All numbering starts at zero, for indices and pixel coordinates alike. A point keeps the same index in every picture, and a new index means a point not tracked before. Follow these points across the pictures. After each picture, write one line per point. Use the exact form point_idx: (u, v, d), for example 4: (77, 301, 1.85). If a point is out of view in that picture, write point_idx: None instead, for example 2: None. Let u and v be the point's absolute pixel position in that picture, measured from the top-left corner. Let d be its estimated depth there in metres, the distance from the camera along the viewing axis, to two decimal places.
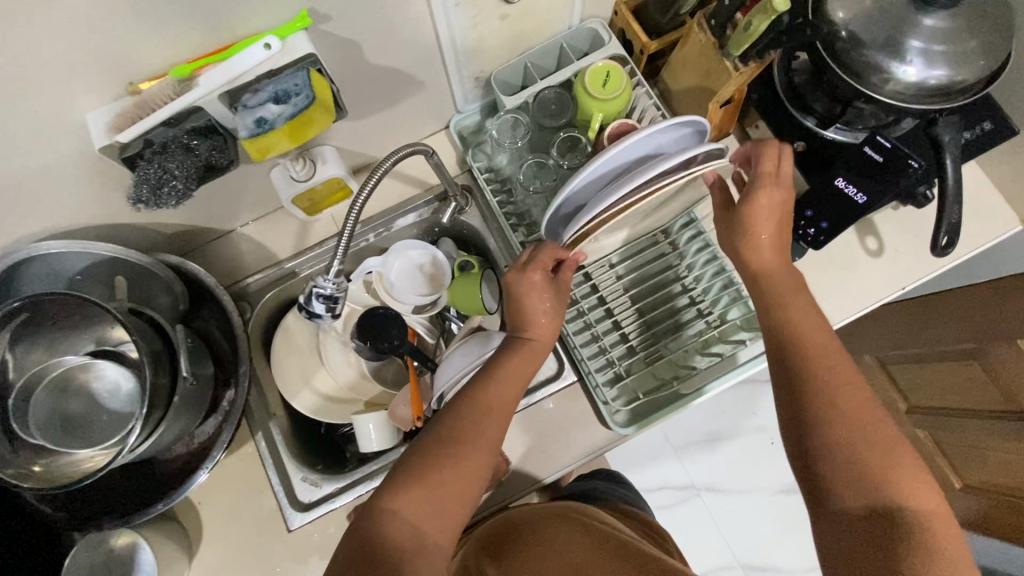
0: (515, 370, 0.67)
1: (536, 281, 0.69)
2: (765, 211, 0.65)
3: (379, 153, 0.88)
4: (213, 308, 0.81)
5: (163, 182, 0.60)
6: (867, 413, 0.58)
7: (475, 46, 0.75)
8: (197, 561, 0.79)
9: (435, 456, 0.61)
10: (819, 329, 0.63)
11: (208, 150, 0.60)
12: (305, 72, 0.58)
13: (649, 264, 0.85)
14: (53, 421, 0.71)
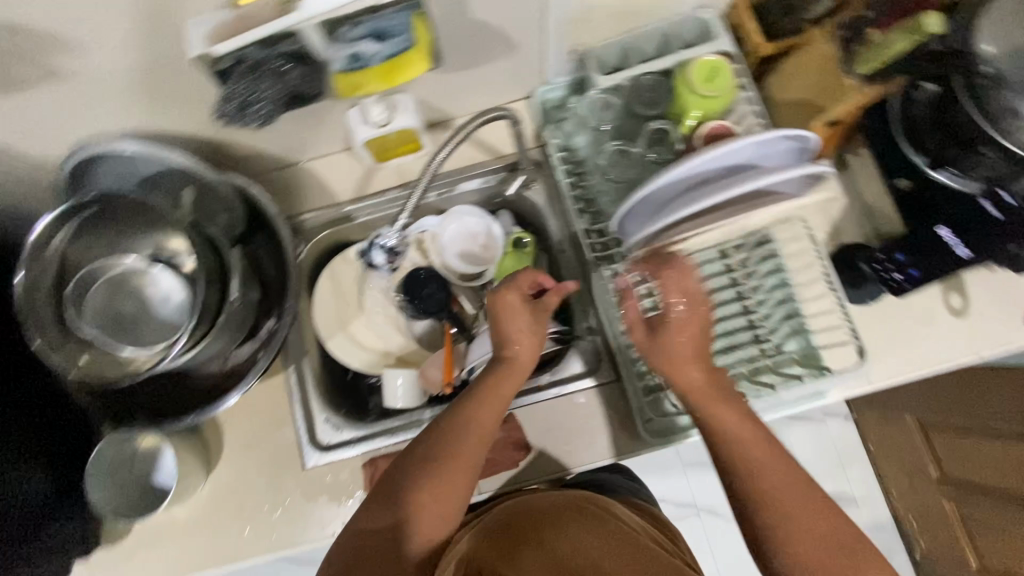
0: (495, 387, 0.67)
1: (512, 302, 0.69)
2: (675, 321, 0.65)
3: (457, 111, 0.86)
4: (268, 237, 0.80)
5: (250, 101, 0.60)
6: (804, 506, 0.57)
7: (579, 15, 0.71)
8: (213, 476, 0.81)
9: (411, 470, 0.63)
10: (750, 442, 0.61)
11: (298, 77, 0.59)
12: (408, 14, 0.55)
13: (711, 277, 0.81)
14: (105, 316, 0.72)
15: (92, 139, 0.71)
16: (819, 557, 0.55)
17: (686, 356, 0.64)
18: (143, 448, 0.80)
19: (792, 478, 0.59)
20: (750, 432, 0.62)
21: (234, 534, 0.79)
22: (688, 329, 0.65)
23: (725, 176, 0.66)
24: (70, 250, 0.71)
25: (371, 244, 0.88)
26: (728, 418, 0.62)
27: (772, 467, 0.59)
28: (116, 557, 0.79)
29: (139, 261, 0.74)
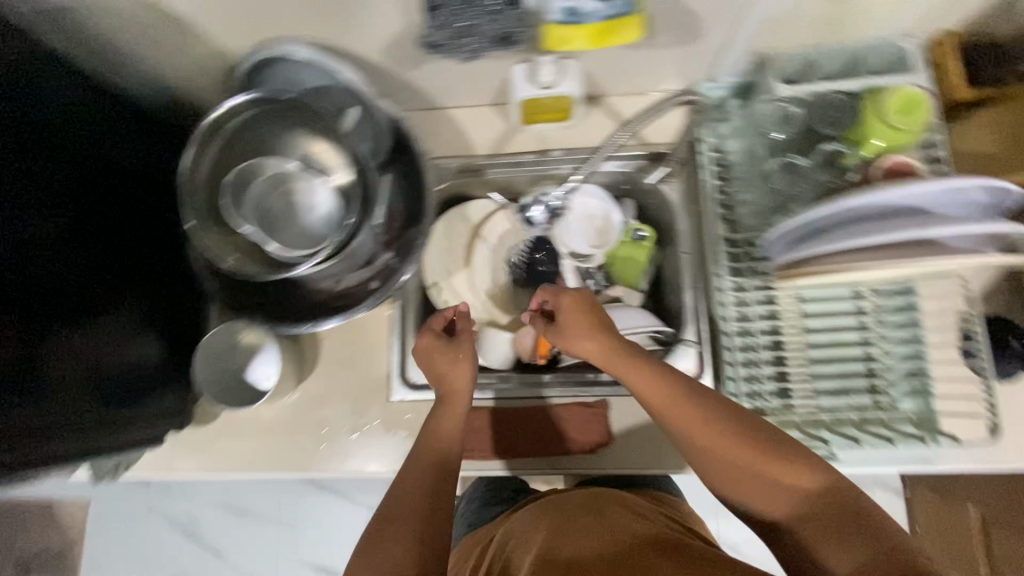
0: (438, 414, 0.71)
1: (429, 342, 0.74)
2: (568, 309, 0.69)
3: (613, 88, 0.84)
4: (405, 174, 0.80)
5: (464, 32, 0.57)
6: (748, 442, 0.57)
7: (780, 16, 0.68)
8: (302, 386, 0.84)
9: (387, 505, 0.62)
10: (658, 393, 0.61)
11: (513, 20, 0.56)
12: None
13: (839, 315, 0.77)
14: (257, 207, 0.75)
15: (278, 39, 0.72)
16: (753, 472, 0.55)
17: (587, 340, 0.67)
18: (243, 343, 0.83)
19: (700, 402, 0.59)
20: (656, 381, 0.62)
21: (309, 443, 0.82)
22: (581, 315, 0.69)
23: (908, 215, 0.62)
24: (229, 141, 0.72)
25: (537, 200, 0.90)
26: (645, 385, 0.62)
27: (683, 404, 0.60)
28: (200, 438, 0.83)
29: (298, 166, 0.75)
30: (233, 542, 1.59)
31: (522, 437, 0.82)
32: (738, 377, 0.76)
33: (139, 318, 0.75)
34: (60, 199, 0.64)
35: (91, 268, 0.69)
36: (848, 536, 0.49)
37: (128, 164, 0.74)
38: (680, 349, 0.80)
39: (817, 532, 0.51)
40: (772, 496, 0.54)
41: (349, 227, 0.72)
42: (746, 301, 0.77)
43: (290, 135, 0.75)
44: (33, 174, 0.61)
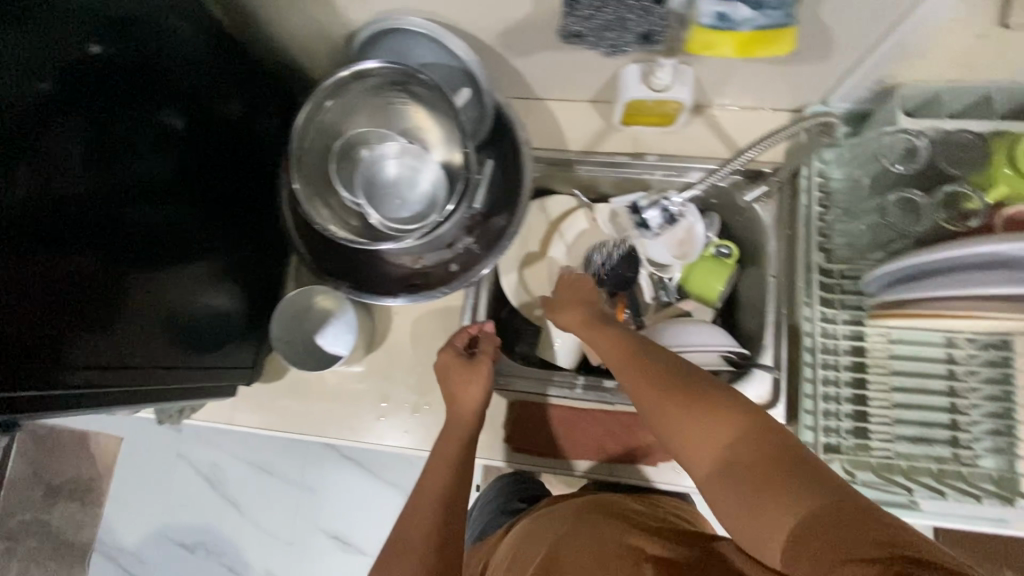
0: (445, 437, 0.74)
1: (449, 360, 0.77)
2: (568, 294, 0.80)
3: (719, 100, 0.82)
4: (501, 162, 0.79)
5: (615, 26, 0.55)
6: (687, 398, 0.56)
7: (921, 47, 0.65)
8: (368, 357, 0.84)
9: (397, 539, 0.65)
10: (619, 355, 0.67)
11: (660, 19, 0.54)
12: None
13: (927, 360, 0.74)
14: (369, 176, 0.76)
15: (400, 12, 0.71)
16: (682, 416, 0.55)
17: (578, 318, 0.76)
18: (317, 307, 0.84)
19: (655, 359, 0.63)
20: (620, 345, 0.68)
21: (369, 415, 0.83)
22: (576, 298, 0.79)
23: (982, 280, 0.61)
24: (339, 107, 0.72)
25: (657, 202, 0.86)
26: (611, 354, 0.68)
27: (632, 360, 0.65)
28: (264, 395, 0.85)
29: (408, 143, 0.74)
30: (252, 499, 1.53)
31: (581, 437, 0.82)
32: (815, 409, 0.74)
33: (221, 269, 0.77)
34: (166, 146, 0.67)
35: (186, 215, 0.71)
36: (784, 484, 0.46)
37: (225, 119, 0.76)
38: (755, 374, 0.79)
39: (741, 474, 0.49)
40: (697, 440, 0.54)
41: (448, 211, 0.69)
42: (833, 332, 0.75)
43: (400, 108, 0.75)
44: (145, 119, 0.64)
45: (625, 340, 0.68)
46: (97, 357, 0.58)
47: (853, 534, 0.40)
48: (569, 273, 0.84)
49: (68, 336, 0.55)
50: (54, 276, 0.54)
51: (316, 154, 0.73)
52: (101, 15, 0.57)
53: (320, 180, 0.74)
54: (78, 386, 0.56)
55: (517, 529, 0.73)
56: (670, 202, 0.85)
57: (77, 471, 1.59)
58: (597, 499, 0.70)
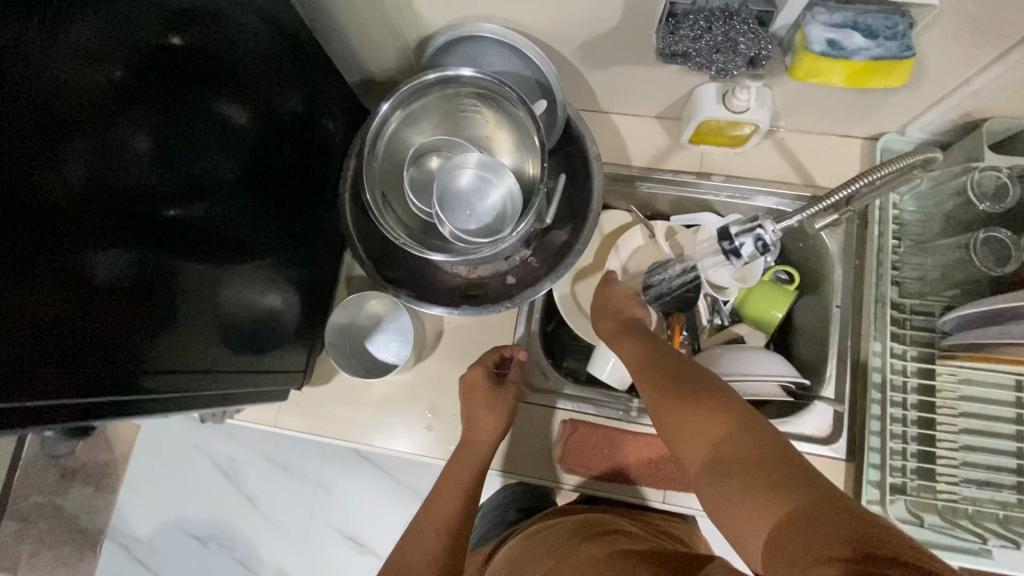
0: (459, 457, 0.74)
1: (476, 380, 0.76)
2: (606, 298, 0.80)
3: (792, 122, 0.80)
4: (569, 176, 0.78)
5: (724, 47, 0.55)
6: (688, 396, 0.57)
7: (1018, 83, 0.63)
8: (418, 365, 0.82)
9: (404, 554, 0.68)
10: (636, 360, 0.68)
11: (768, 44, 0.54)
12: (905, 20, 0.51)
13: (1000, 403, 0.72)
14: (440, 188, 0.72)
15: (480, 18, 0.69)
16: (680, 411, 0.56)
17: (608, 325, 0.77)
18: (367, 310, 0.83)
19: (667, 365, 0.64)
20: (637, 350, 0.69)
21: (416, 425, 0.81)
22: (612, 307, 0.78)
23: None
24: (410, 112, 0.70)
25: (750, 228, 0.65)
26: (631, 361, 0.69)
27: (646, 365, 0.66)
28: (310, 398, 0.83)
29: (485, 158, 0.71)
30: (269, 492, 1.51)
31: (610, 462, 0.78)
32: (881, 447, 0.71)
33: (273, 269, 0.75)
34: (224, 143, 0.65)
35: (237, 214, 0.69)
36: (769, 480, 0.45)
37: (285, 116, 0.74)
38: (817, 405, 0.77)
39: (726, 464, 0.49)
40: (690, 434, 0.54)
41: (520, 228, 0.67)
42: (902, 369, 0.73)
43: (472, 115, 0.73)
44: (206, 113, 0.62)
45: (644, 347, 0.69)
46: (155, 358, 0.57)
47: (822, 522, 0.39)
48: (606, 286, 0.81)
49: (131, 335, 0.54)
50: (116, 271, 0.52)
51: (386, 158, 0.72)
52: (178, 6, 0.54)
53: (388, 184, 0.73)
54: (150, 389, 0.55)
55: (518, 537, 0.74)
56: (767, 236, 0.64)
57: (92, 456, 1.56)
58: (597, 519, 0.71)
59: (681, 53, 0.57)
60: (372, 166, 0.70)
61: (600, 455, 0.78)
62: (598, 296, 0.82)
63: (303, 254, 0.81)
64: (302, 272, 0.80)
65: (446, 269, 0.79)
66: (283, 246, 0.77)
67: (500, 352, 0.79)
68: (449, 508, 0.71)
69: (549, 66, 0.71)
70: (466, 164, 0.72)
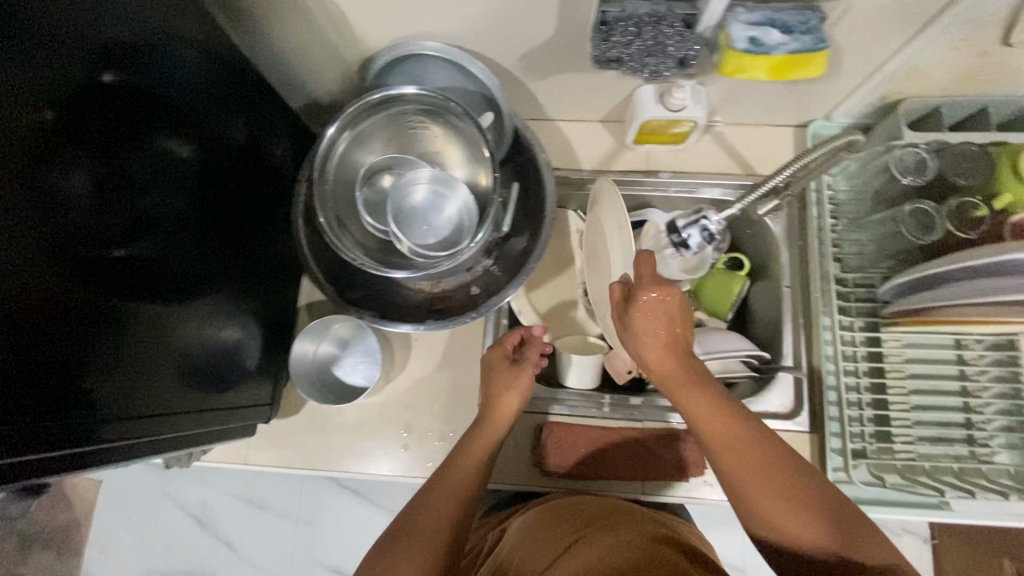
0: (481, 432, 0.70)
1: (496, 359, 0.75)
2: (651, 314, 0.61)
3: (728, 116, 0.84)
4: (523, 184, 0.79)
5: (653, 51, 0.58)
6: (794, 508, 0.53)
7: (925, 67, 0.69)
8: (389, 385, 0.82)
9: (413, 512, 0.63)
10: (717, 419, 0.59)
11: (694, 44, 0.58)
12: (817, 15, 0.55)
13: (941, 362, 0.78)
14: (396, 208, 0.73)
15: (419, 37, 0.70)
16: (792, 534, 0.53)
17: (665, 361, 0.62)
18: (333, 333, 0.82)
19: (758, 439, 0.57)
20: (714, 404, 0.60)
21: (392, 446, 0.80)
22: (661, 329, 0.62)
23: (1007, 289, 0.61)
24: (358, 133, 0.70)
25: (693, 219, 0.73)
26: (704, 414, 0.60)
27: (732, 429, 0.58)
28: (281, 431, 0.81)
29: (437, 172, 0.71)
30: (246, 532, 1.46)
31: (593, 455, 0.78)
32: (840, 415, 0.75)
33: (230, 302, 0.73)
34: (166, 178, 0.63)
35: (188, 250, 0.67)
36: None
37: (230, 147, 0.73)
38: (779, 379, 0.79)
39: None
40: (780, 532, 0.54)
41: (479, 239, 0.67)
42: (852, 339, 0.77)
43: (421, 131, 0.74)
44: (145, 150, 0.60)
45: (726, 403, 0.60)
46: (109, 405, 0.55)
47: None
48: (654, 291, 0.60)
49: (84, 383, 0.52)
50: (59, 322, 0.50)
51: (338, 180, 0.71)
52: (113, 42, 0.53)
53: (343, 206, 0.72)
54: (105, 438, 0.53)
55: (516, 525, 0.73)
56: (711, 223, 0.72)
57: (51, 518, 1.47)
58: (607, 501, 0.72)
59: (615, 58, 0.59)
60: (325, 192, 0.69)
61: (579, 454, 0.78)
62: (636, 311, 0.62)
63: (260, 284, 0.79)
64: (260, 301, 0.79)
65: (408, 285, 0.79)
66: (238, 278, 0.75)
67: (518, 335, 0.76)
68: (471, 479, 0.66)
69: (491, 79, 0.73)
70: (420, 180, 0.73)
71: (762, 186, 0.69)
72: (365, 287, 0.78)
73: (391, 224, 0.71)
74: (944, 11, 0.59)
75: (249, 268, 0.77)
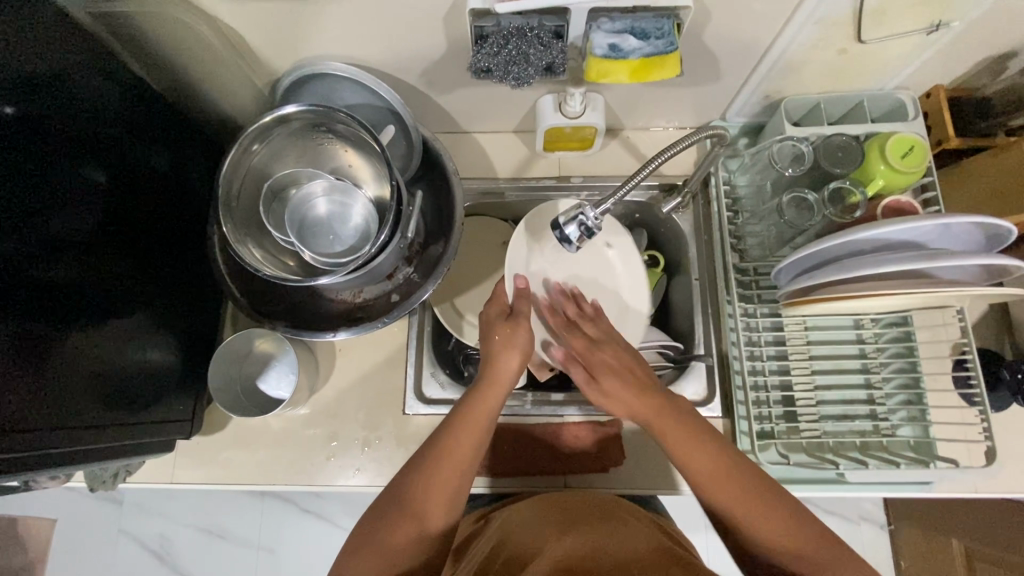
0: (475, 400, 0.68)
1: (493, 317, 0.75)
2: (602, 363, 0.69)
3: (631, 120, 0.89)
4: (435, 193, 0.83)
5: (518, 61, 0.63)
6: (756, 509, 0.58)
7: (794, 66, 0.74)
8: (315, 396, 0.83)
9: (413, 480, 0.63)
10: (726, 482, 0.60)
11: (559, 52, 0.62)
12: (670, 22, 0.59)
13: (842, 343, 0.81)
14: (295, 221, 0.76)
15: (319, 58, 0.74)
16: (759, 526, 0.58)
17: (627, 400, 0.66)
18: (258, 351, 0.85)
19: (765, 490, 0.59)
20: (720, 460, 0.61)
21: (318, 455, 0.81)
22: (623, 375, 0.67)
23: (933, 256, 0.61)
24: (263, 151, 0.73)
25: (577, 212, 0.64)
26: (683, 446, 0.62)
27: (738, 487, 0.59)
28: (207, 447, 0.82)
29: (334, 181, 0.75)
30: (203, 566, 1.42)
31: (522, 451, 0.82)
32: (746, 399, 0.78)
33: (151, 323, 0.75)
34: (80, 203, 0.64)
35: (110, 272, 0.68)
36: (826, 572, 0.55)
37: (149, 172, 0.75)
38: (693, 367, 0.83)
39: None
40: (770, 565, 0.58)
41: (380, 241, 0.70)
42: (756, 325, 0.80)
43: (328, 149, 0.77)
44: (60, 173, 0.61)
45: (731, 461, 0.61)
46: (13, 415, 0.54)
47: None
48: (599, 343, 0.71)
49: None
50: None
51: (246, 196, 0.74)
52: (14, 73, 0.55)
53: (253, 225, 0.75)
54: None
55: (506, 510, 0.75)
56: (587, 219, 0.64)
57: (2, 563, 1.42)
58: (596, 498, 0.75)
59: (486, 68, 0.64)
60: (231, 208, 0.71)
61: (504, 452, 0.83)
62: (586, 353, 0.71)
63: (177, 304, 0.80)
64: (178, 321, 0.80)
65: (325, 296, 0.81)
66: (155, 298, 0.76)
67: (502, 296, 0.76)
68: (470, 444, 0.65)
69: (393, 94, 0.76)
70: (317, 194, 0.76)
71: (640, 172, 0.64)
72: (281, 300, 0.79)
73: (295, 237, 0.74)
74: (793, 15, 0.65)
75: (166, 290, 0.78)
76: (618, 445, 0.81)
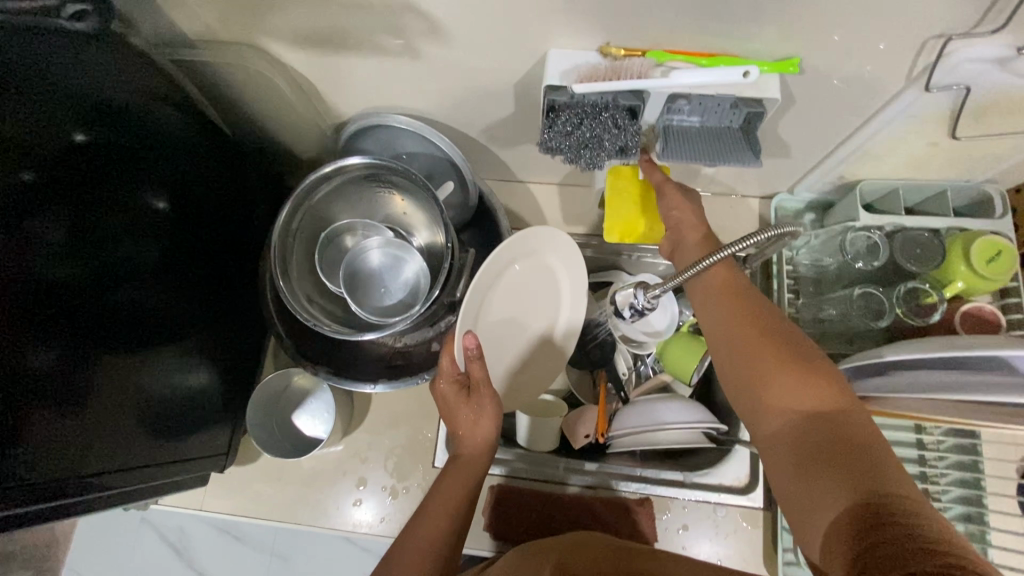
0: (450, 478, 0.65)
1: (448, 393, 0.66)
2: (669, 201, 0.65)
3: (693, 182, 0.86)
4: (485, 246, 0.82)
5: (591, 141, 0.61)
6: (759, 335, 0.54)
7: (874, 154, 0.70)
8: (348, 438, 0.83)
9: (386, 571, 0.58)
10: (789, 377, 0.50)
11: (634, 134, 0.61)
12: (734, 102, 0.58)
13: (899, 446, 0.76)
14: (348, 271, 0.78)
15: (384, 107, 0.74)
16: (758, 338, 0.54)
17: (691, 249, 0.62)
18: (295, 386, 0.85)
19: (840, 392, 0.48)
20: (759, 320, 0.55)
21: (345, 498, 0.81)
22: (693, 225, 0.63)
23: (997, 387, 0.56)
24: (330, 198, 0.74)
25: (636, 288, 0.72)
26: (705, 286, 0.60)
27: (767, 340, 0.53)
28: (237, 478, 0.83)
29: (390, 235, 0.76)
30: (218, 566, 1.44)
31: (546, 520, 0.80)
32: None
33: (196, 349, 0.75)
34: (142, 231, 0.65)
35: (161, 299, 0.68)
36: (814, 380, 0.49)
37: (209, 201, 0.76)
38: (736, 451, 0.80)
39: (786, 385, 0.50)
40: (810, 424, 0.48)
41: (429, 300, 0.68)
42: None
43: (386, 198, 0.77)
44: (122, 202, 0.62)
45: (770, 321, 0.55)
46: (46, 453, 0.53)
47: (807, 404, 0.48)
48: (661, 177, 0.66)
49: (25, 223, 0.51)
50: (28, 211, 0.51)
51: (304, 238, 0.74)
52: (88, 104, 0.55)
53: (306, 269, 0.75)
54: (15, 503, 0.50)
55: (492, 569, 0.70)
56: (638, 303, 0.71)
57: (32, 539, 1.46)
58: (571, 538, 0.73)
59: (554, 145, 0.62)
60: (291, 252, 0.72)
61: (528, 519, 0.80)
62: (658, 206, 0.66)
63: (225, 334, 0.81)
64: (224, 348, 0.81)
65: (369, 342, 0.81)
66: (204, 328, 0.76)
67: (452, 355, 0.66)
68: (462, 494, 0.64)
69: (455, 147, 0.75)
70: (371, 246, 0.78)
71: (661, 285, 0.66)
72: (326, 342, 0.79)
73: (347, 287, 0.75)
74: (885, 108, 0.61)
75: (213, 318, 0.78)
76: (650, 523, 0.78)
